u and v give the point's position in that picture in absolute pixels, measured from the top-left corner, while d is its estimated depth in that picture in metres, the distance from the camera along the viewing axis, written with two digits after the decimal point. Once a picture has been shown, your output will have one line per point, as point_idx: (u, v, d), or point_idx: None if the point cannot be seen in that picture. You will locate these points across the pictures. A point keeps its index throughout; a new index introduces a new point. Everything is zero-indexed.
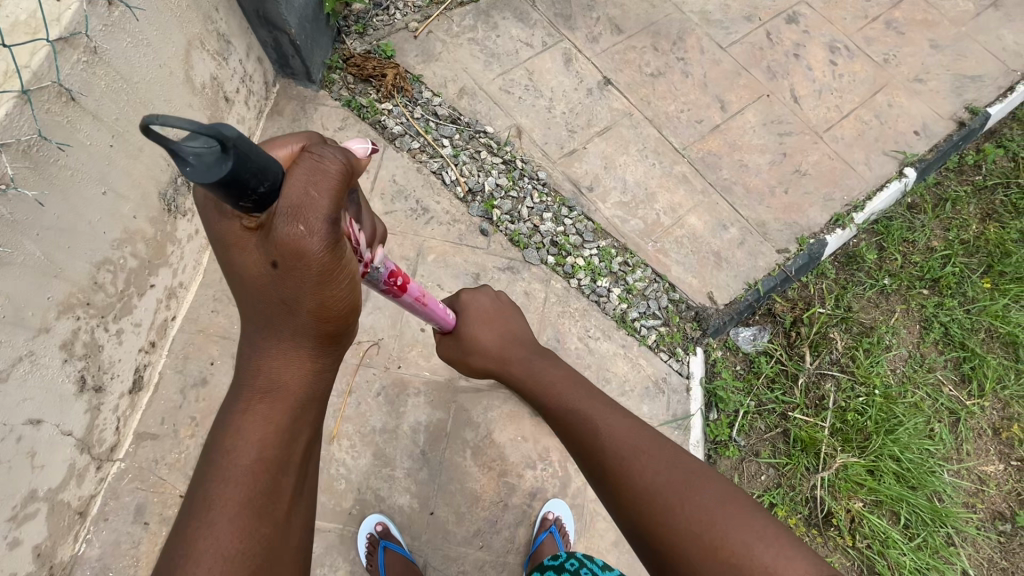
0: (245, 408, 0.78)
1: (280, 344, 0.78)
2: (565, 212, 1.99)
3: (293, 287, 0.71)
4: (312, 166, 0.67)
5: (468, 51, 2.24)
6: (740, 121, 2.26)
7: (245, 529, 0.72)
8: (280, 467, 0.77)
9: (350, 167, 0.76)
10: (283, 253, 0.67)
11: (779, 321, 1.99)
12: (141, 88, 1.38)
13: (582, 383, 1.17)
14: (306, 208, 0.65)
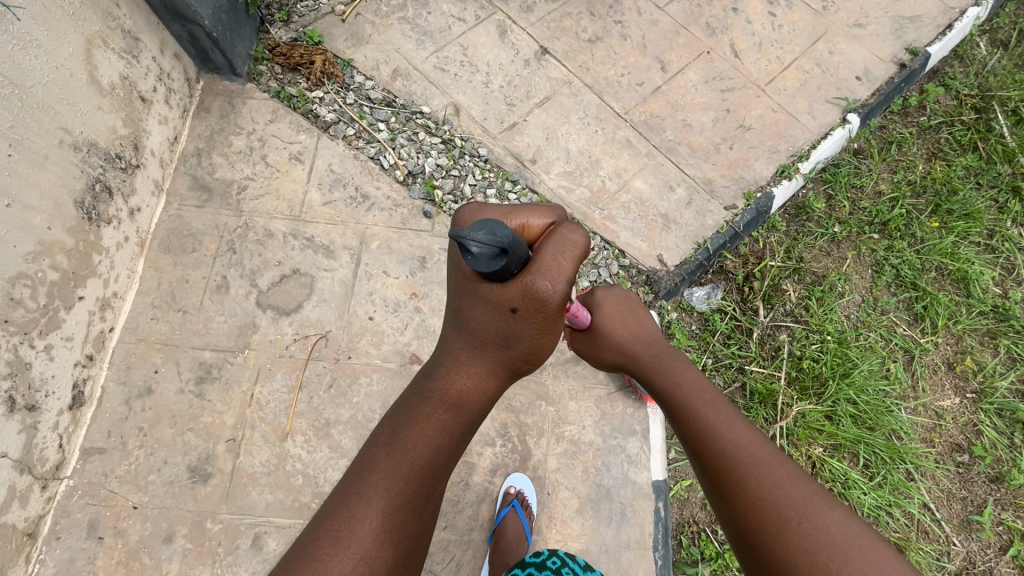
0: (432, 414, 0.93)
1: (472, 356, 0.94)
2: (509, 187, 1.96)
3: (521, 327, 0.88)
4: (562, 243, 0.86)
5: (399, 32, 2.19)
6: (681, 81, 2.24)
7: (402, 506, 0.87)
8: (444, 466, 0.93)
9: (572, 237, 0.87)
10: (524, 302, 0.85)
11: (731, 278, 1.99)
12: (37, 93, 1.33)
13: (728, 410, 1.05)
14: (556, 271, 0.84)
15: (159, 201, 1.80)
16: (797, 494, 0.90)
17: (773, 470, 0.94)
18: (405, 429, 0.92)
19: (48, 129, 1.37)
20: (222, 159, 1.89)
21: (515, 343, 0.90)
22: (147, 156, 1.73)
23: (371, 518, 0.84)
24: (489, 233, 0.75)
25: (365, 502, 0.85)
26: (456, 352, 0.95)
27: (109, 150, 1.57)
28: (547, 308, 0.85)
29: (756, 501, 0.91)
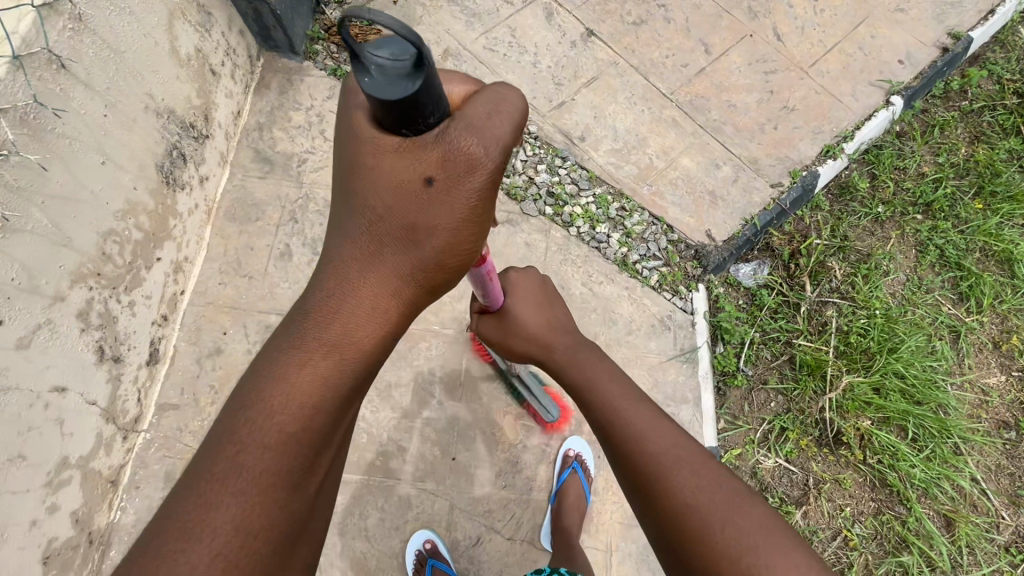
0: (300, 365, 0.71)
1: (354, 283, 0.74)
2: (559, 163, 2.00)
3: (431, 213, 0.72)
4: (493, 99, 0.71)
5: (449, 13, 2.24)
6: (725, 62, 2.27)
7: (263, 497, 0.66)
8: (319, 443, 0.71)
9: (504, 92, 0.71)
10: (442, 170, 0.70)
11: (777, 254, 2.02)
12: (129, 58, 1.39)
13: (640, 398, 0.96)
14: (481, 130, 0.69)
15: (224, 172, 1.86)
16: (709, 471, 0.81)
17: (690, 462, 0.83)
18: (265, 389, 0.70)
19: (137, 94, 1.43)
20: (282, 134, 1.95)
21: (428, 238, 0.73)
22: (215, 128, 1.79)
23: (233, 503, 0.65)
24: (395, 53, 0.60)
25: (220, 502, 0.64)
26: (333, 278, 0.74)
27: (185, 119, 1.63)
28: (475, 183, 0.70)
29: (673, 490, 0.80)
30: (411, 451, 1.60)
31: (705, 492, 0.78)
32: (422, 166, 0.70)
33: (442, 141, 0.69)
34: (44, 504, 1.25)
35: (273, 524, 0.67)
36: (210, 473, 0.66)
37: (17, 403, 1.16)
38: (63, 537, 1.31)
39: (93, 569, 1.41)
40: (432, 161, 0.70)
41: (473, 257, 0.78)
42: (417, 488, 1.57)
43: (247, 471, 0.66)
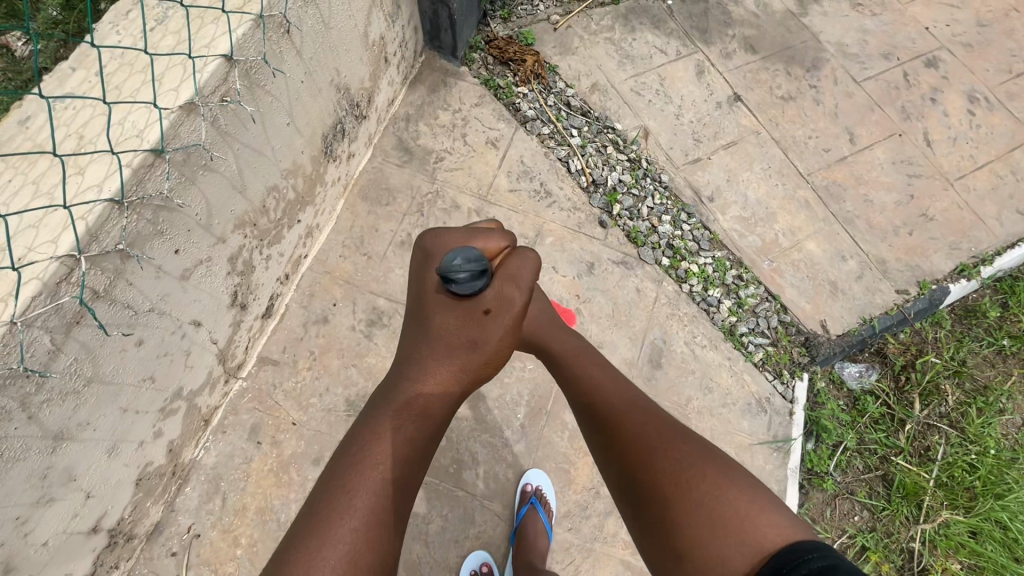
0: (388, 428, 0.96)
1: (436, 368, 1.03)
2: (683, 217, 1.99)
3: (483, 331, 1.04)
4: (522, 258, 1.05)
5: (604, 50, 2.29)
6: (869, 156, 2.21)
7: (372, 536, 0.86)
8: (402, 495, 0.92)
9: (531, 255, 1.06)
10: (491, 307, 1.03)
11: (888, 363, 1.92)
12: (333, 35, 1.47)
13: (611, 370, 1.12)
14: (517, 277, 1.03)
15: (367, 153, 1.94)
16: (659, 420, 0.98)
17: (647, 416, 0.99)
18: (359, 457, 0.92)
19: (329, 67, 1.51)
20: (427, 129, 2.02)
21: (478, 347, 1.05)
22: (372, 111, 1.87)
23: (349, 525, 0.85)
24: (467, 258, 0.97)
25: (335, 522, 0.85)
26: (422, 369, 1.03)
27: (354, 98, 1.71)
28: (511, 318, 1.04)
29: (646, 445, 0.93)
30: (485, 467, 1.58)
31: (662, 442, 0.93)
32: (480, 302, 1.02)
33: (491, 289, 1.02)
34: (154, 428, 1.29)
35: (377, 540, 0.86)
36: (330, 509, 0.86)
37: (166, 329, 1.20)
38: (156, 463, 1.34)
39: (167, 501, 1.43)
40: (488, 301, 1.02)
41: (504, 359, 1.11)
42: (484, 506, 1.55)
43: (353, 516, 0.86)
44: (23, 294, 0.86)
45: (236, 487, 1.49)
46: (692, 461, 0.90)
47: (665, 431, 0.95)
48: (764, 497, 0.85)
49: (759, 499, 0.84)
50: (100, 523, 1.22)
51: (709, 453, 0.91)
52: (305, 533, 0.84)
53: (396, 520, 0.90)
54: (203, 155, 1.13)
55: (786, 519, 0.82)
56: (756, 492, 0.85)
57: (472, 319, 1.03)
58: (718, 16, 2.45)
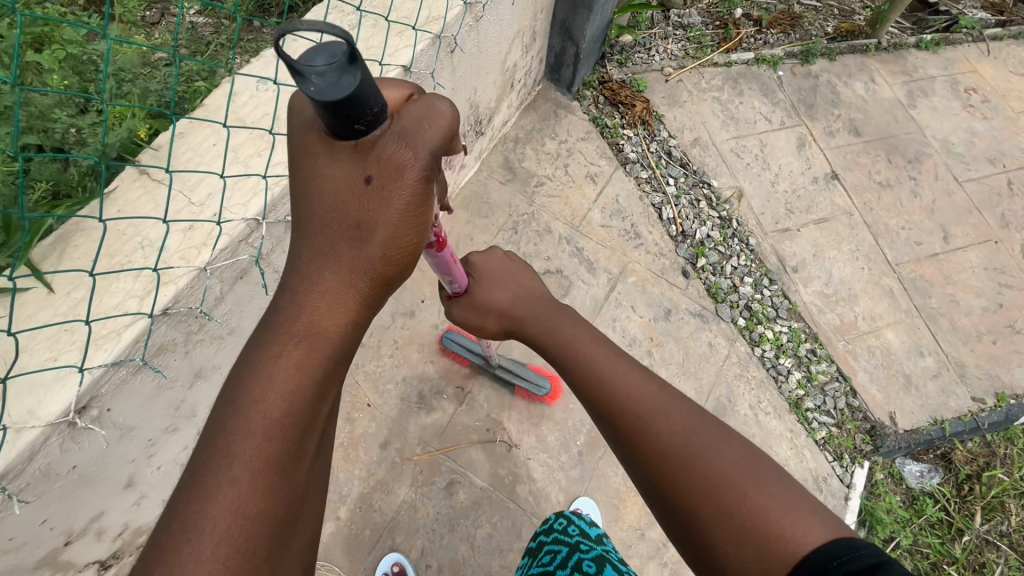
0: (275, 355, 0.66)
1: (323, 270, 0.68)
2: (765, 283, 2.02)
3: (377, 208, 0.68)
4: (427, 108, 0.68)
5: (710, 108, 2.37)
6: (961, 257, 2.19)
7: (263, 485, 0.61)
8: (307, 429, 0.66)
9: (440, 104, 0.68)
10: (379, 170, 0.66)
11: (952, 469, 1.87)
12: (482, 58, 1.59)
13: (627, 358, 1.00)
14: (416, 134, 0.66)
15: (474, 166, 2.05)
16: (677, 413, 0.88)
17: (659, 406, 0.89)
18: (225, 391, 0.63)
19: (471, 86, 1.63)
20: (533, 153, 2.13)
21: (371, 234, 0.68)
22: (488, 128, 1.99)
23: (233, 488, 0.60)
24: (330, 57, 0.57)
25: (211, 478, 0.60)
26: (310, 275, 0.69)
27: (479, 116, 1.84)
28: (414, 188, 0.67)
29: (669, 449, 0.83)
30: (539, 485, 1.63)
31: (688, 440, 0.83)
32: (362, 166, 0.66)
33: (375, 142, 0.66)
34: None
35: (275, 484, 0.62)
36: (200, 460, 0.60)
37: None
38: None
39: None
40: (375, 164, 0.66)
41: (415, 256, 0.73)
42: (531, 523, 1.58)
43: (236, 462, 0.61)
44: (217, 246, 0.98)
45: None
46: (718, 459, 0.80)
47: (687, 424, 0.86)
48: (794, 488, 0.78)
49: (789, 487, 0.78)
50: None
51: (737, 445, 0.83)
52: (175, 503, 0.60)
53: (302, 470, 0.66)
54: None
55: (823, 518, 0.75)
56: (790, 496, 0.76)
57: (360, 188, 0.66)
58: (827, 94, 2.50)
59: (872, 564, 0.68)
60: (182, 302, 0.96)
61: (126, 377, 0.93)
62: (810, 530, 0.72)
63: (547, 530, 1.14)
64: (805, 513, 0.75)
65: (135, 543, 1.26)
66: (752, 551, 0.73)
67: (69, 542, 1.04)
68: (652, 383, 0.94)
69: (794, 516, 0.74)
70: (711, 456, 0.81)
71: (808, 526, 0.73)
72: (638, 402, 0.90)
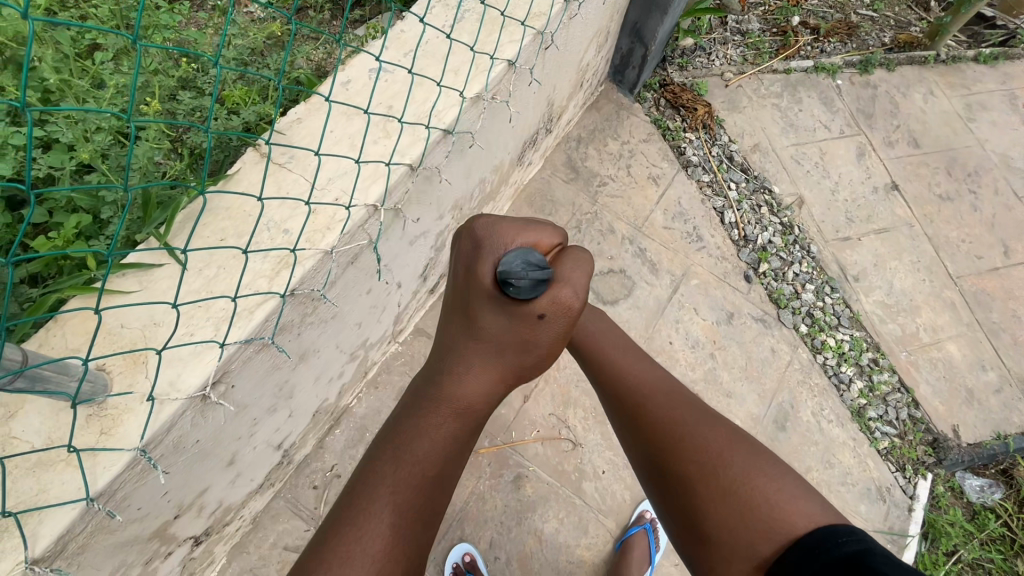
0: (426, 419, 0.86)
1: (479, 365, 0.87)
2: (827, 290, 2.01)
3: (540, 334, 0.85)
4: (575, 261, 0.85)
5: (770, 115, 2.37)
6: (1022, 272, 2.18)
7: (406, 528, 0.80)
8: (444, 478, 0.86)
9: (581, 256, 0.86)
10: (549, 308, 0.82)
11: (1014, 485, 1.85)
12: (567, 56, 1.61)
13: (638, 354, 1.09)
14: (571, 283, 0.83)
15: (539, 163, 2.07)
16: (687, 407, 0.98)
17: (673, 405, 0.98)
18: (402, 443, 0.85)
19: (554, 82, 1.64)
20: (595, 153, 2.14)
21: (535, 351, 0.87)
22: (556, 126, 2.00)
23: (386, 524, 0.79)
24: (526, 263, 0.81)
25: (370, 511, 0.80)
26: (465, 359, 0.88)
27: (552, 113, 1.85)
28: (569, 321, 0.84)
29: (682, 447, 0.92)
30: (604, 482, 1.63)
31: (688, 432, 0.93)
32: (533, 306, 0.82)
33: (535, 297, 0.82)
34: (341, 368, 1.41)
35: (419, 519, 0.83)
36: (363, 500, 0.81)
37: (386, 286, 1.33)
38: (329, 400, 1.46)
39: (320, 437, 1.55)
40: (542, 303, 0.82)
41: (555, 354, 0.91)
42: (597, 520, 1.58)
43: (394, 501, 0.80)
44: (342, 230, 1.00)
45: None
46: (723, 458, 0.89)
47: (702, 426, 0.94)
48: (789, 480, 0.87)
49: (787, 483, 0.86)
50: (283, 442, 1.33)
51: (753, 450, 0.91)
52: (340, 524, 0.80)
53: (428, 505, 0.84)
54: (468, 141, 1.26)
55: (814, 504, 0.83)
56: (789, 487, 0.85)
57: (529, 323, 0.84)
58: (886, 105, 2.49)
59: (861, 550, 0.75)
60: (306, 283, 0.97)
61: (252, 354, 0.95)
62: (798, 518, 0.81)
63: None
64: (807, 507, 0.83)
65: (221, 522, 1.27)
66: (747, 533, 0.82)
67: (177, 516, 1.04)
68: (666, 382, 1.03)
69: (793, 508, 0.82)
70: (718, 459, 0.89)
71: (802, 518, 0.81)
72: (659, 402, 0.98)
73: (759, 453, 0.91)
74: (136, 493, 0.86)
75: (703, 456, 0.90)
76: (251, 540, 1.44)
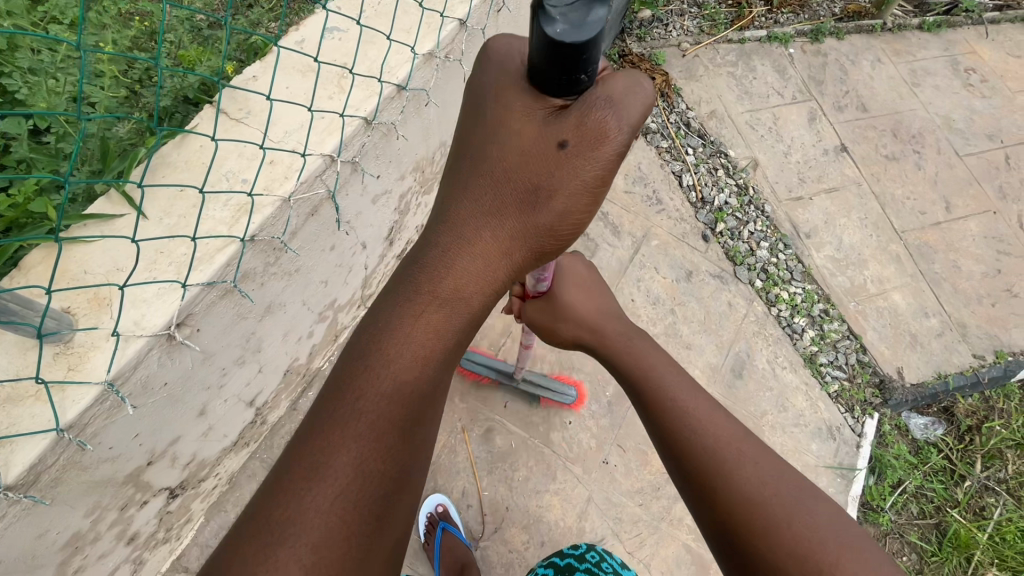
0: (411, 320, 0.75)
1: (483, 224, 0.78)
2: (781, 247, 2.11)
3: (566, 170, 0.75)
4: (632, 80, 0.72)
5: (726, 83, 2.45)
6: (962, 226, 2.31)
7: (375, 461, 0.69)
8: (421, 411, 0.74)
9: (642, 81, 0.72)
10: (578, 134, 0.72)
11: (954, 421, 1.99)
12: (521, 22, 1.66)
13: (684, 378, 1.03)
14: (621, 105, 0.71)
15: None
16: (751, 445, 0.90)
17: (732, 434, 0.91)
18: (367, 359, 0.73)
19: None
20: None
21: (546, 201, 0.77)
22: None
23: (350, 459, 0.68)
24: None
25: (331, 447, 0.68)
26: (467, 232, 0.79)
27: None
28: (604, 156, 0.72)
29: (742, 482, 0.84)
30: (571, 431, 1.70)
31: (754, 464, 0.87)
32: (559, 128, 0.73)
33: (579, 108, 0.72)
34: (310, 328, 1.45)
35: (389, 455, 0.70)
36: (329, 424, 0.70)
37: (349, 244, 1.37)
38: (300, 360, 1.50)
39: (293, 399, 1.60)
40: (567, 128, 0.73)
41: (575, 237, 0.81)
42: (566, 467, 1.66)
43: (362, 425, 0.70)
44: (298, 179, 1.04)
45: None
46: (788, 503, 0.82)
47: (763, 468, 0.86)
48: (872, 554, 0.78)
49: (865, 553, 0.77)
50: (255, 399, 1.38)
51: (826, 509, 0.83)
52: (298, 458, 0.69)
53: (400, 451, 0.71)
54: (424, 100, 1.30)
55: (873, 554, 0.78)
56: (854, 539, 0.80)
57: (554, 152, 0.74)
58: (835, 72, 2.60)
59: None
60: (266, 230, 1.02)
61: (215, 299, 0.99)
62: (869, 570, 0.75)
63: (581, 558, 1.31)
64: (862, 556, 0.77)
65: (197, 476, 1.31)
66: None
67: (151, 462, 1.08)
68: (725, 412, 0.95)
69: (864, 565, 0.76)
70: (784, 502, 0.83)
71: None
72: (719, 431, 0.91)
73: (830, 513, 0.83)
74: (106, 430, 0.90)
75: (771, 495, 0.83)
76: (229, 498, 1.48)
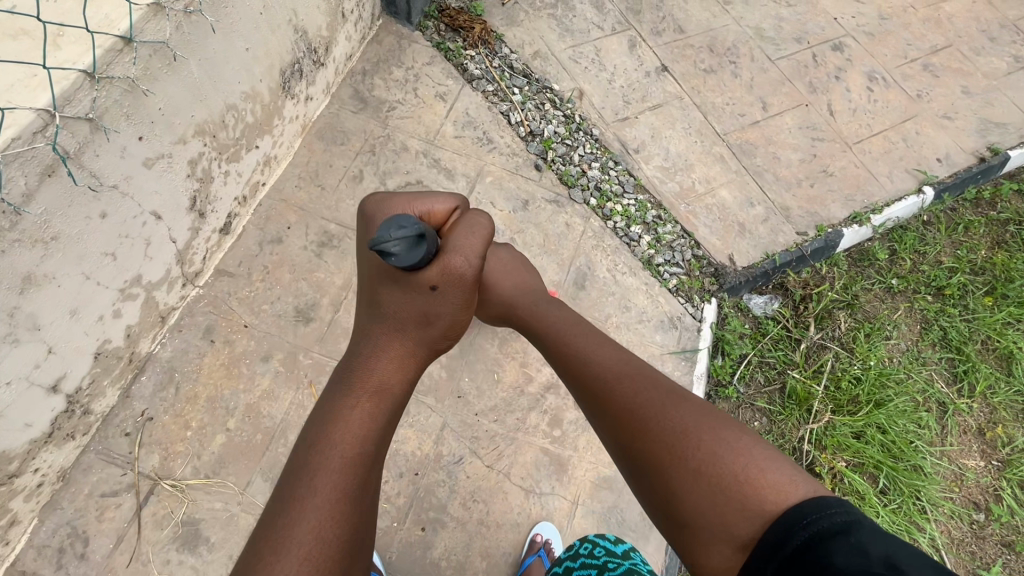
0: (357, 392, 0.95)
1: (393, 343, 1.02)
2: (611, 165, 2.23)
3: (436, 301, 1.01)
4: (469, 230, 1.03)
5: (546, 24, 2.53)
6: (778, 122, 2.49)
7: (334, 515, 0.80)
8: (368, 466, 0.88)
9: (480, 222, 1.05)
10: (443, 280, 0.98)
11: (789, 294, 2.16)
12: None
13: (613, 347, 1.18)
14: (467, 248, 1.00)
15: (324, 99, 2.12)
16: (671, 400, 1.01)
17: (646, 388, 1.04)
18: (315, 448, 0.86)
19: (287, 7, 1.71)
20: (381, 82, 2.22)
21: (436, 321, 1.03)
22: (329, 60, 2.07)
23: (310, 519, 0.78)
24: (402, 230, 0.86)
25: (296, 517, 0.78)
26: (380, 343, 1.02)
27: (312, 43, 1.91)
28: (465, 284, 1.01)
29: (655, 429, 0.97)
30: None
31: (652, 400, 1.01)
32: (426, 278, 0.97)
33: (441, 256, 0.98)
34: (112, 305, 1.43)
35: (343, 515, 0.81)
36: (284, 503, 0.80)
37: (127, 210, 1.36)
38: (114, 343, 1.48)
39: (123, 386, 1.56)
40: (433, 276, 0.98)
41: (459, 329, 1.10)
42: (417, 400, 1.69)
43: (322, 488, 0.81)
44: (4, 134, 1.02)
45: (189, 378, 1.62)
46: (690, 443, 0.93)
47: (674, 409, 0.99)
48: (774, 455, 0.90)
49: (763, 453, 0.90)
50: (59, 385, 1.35)
51: (734, 431, 0.94)
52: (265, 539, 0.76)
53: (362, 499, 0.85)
54: (168, 53, 1.31)
55: (783, 472, 0.87)
56: (752, 447, 0.91)
57: (428, 294, 0.99)
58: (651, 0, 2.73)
59: (843, 519, 0.77)
60: None
61: None
62: (780, 479, 0.86)
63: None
64: (778, 476, 0.87)
65: (3, 471, 1.28)
66: (727, 505, 0.86)
67: None
68: (646, 369, 1.10)
69: (766, 480, 0.86)
70: (685, 441, 0.94)
71: (781, 492, 0.84)
72: (635, 390, 1.04)
73: (740, 432, 0.94)
74: None
75: (689, 444, 0.93)
76: (64, 496, 1.45)
